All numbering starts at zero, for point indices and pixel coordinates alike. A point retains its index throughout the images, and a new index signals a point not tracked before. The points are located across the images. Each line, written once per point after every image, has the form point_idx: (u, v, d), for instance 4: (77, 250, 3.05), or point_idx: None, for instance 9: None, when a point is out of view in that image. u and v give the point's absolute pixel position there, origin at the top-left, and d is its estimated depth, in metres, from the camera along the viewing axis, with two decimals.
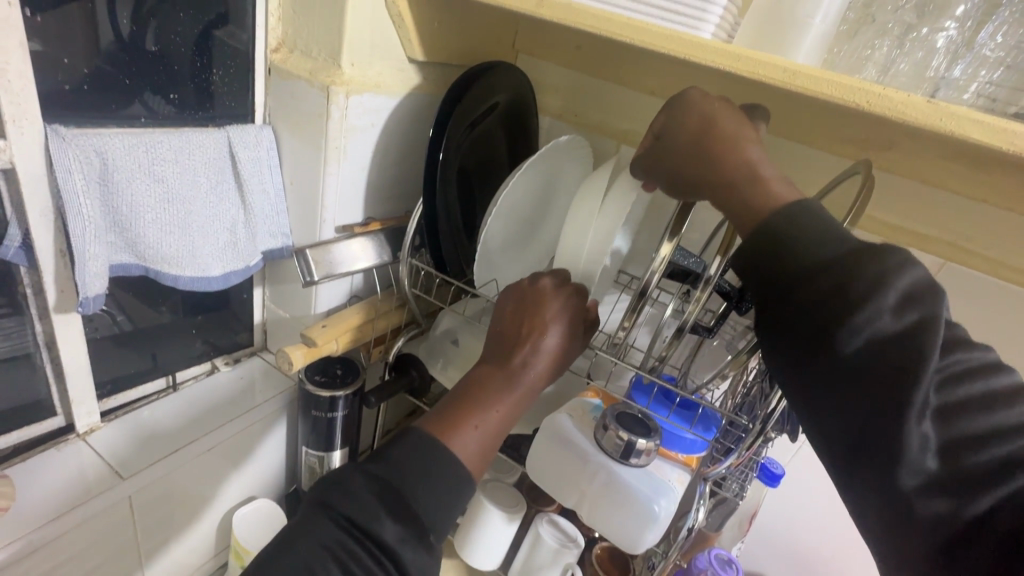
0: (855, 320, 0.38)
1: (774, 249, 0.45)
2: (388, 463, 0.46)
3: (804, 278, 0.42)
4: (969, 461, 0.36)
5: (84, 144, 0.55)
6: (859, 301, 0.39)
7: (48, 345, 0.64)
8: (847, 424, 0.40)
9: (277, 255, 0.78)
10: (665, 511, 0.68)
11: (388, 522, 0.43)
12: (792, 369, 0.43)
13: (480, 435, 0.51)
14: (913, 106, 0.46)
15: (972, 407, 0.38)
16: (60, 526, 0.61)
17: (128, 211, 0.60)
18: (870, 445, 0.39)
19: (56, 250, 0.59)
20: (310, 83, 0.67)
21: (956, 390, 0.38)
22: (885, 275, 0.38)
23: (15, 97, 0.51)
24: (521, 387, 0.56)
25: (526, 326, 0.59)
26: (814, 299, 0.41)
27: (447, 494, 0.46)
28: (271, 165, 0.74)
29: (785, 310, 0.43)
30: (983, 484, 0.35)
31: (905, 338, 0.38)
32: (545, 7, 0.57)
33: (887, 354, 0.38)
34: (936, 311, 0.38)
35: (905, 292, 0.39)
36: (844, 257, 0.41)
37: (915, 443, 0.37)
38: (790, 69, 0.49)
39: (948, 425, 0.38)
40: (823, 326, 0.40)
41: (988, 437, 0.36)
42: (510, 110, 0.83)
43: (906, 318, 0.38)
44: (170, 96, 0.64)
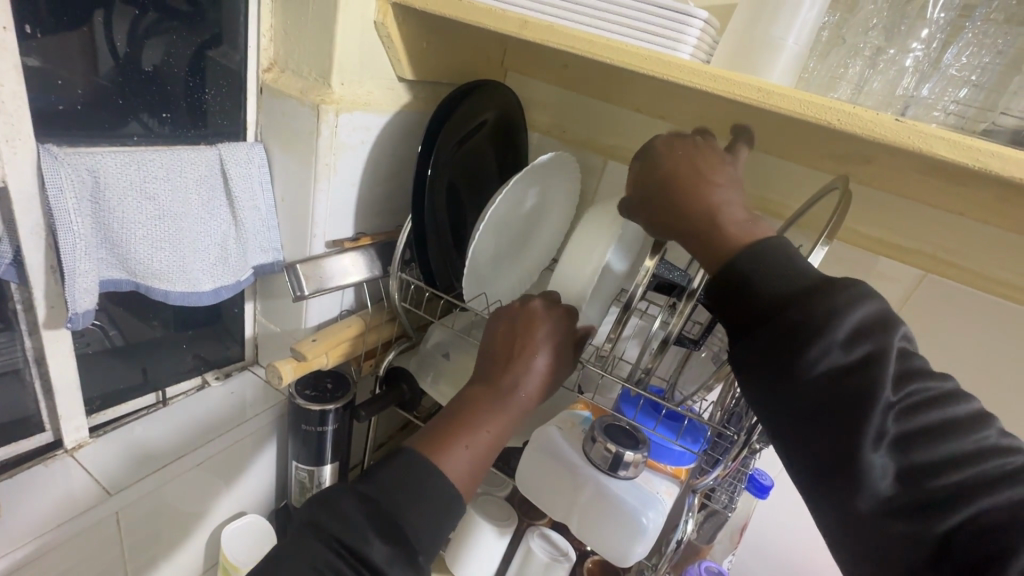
0: (806, 358, 0.40)
1: (727, 278, 0.47)
2: (381, 483, 0.46)
3: (765, 308, 0.43)
4: (929, 489, 0.36)
5: (77, 162, 0.56)
6: (808, 342, 0.40)
7: (38, 360, 0.64)
8: (812, 452, 0.41)
9: (268, 269, 0.79)
10: (654, 523, 0.68)
11: (376, 541, 0.43)
12: (756, 396, 0.44)
13: (470, 456, 0.52)
14: (883, 124, 0.47)
15: (927, 434, 0.38)
16: (46, 544, 0.61)
17: (119, 228, 0.61)
18: (831, 471, 0.40)
19: (47, 266, 0.59)
20: (301, 101, 0.69)
21: (917, 418, 0.38)
22: (828, 301, 0.40)
23: (9, 117, 0.52)
24: (511, 405, 0.56)
25: (517, 348, 0.60)
26: (772, 329, 0.42)
27: (438, 512, 0.47)
28: (262, 181, 0.75)
29: (750, 343, 0.44)
30: (939, 512, 0.36)
31: (855, 372, 0.39)
32: (529, 28, 0.59)
33: (840, 388, 0.39)
34: (884, 345, 0.39)
35: (856, 325, 0.40)
36: (797, 293, 0.42)
37: (875, 473, 0.38)
38: (764, 88, 0.51)
39: (906, 454, 0.38)
40: (781, 359, 0.41)
41: (941, 466, 0.37)
42: (499, 128, 0.84)
43: (853, 355, 0.39)
44: (163, 115, 0.65)
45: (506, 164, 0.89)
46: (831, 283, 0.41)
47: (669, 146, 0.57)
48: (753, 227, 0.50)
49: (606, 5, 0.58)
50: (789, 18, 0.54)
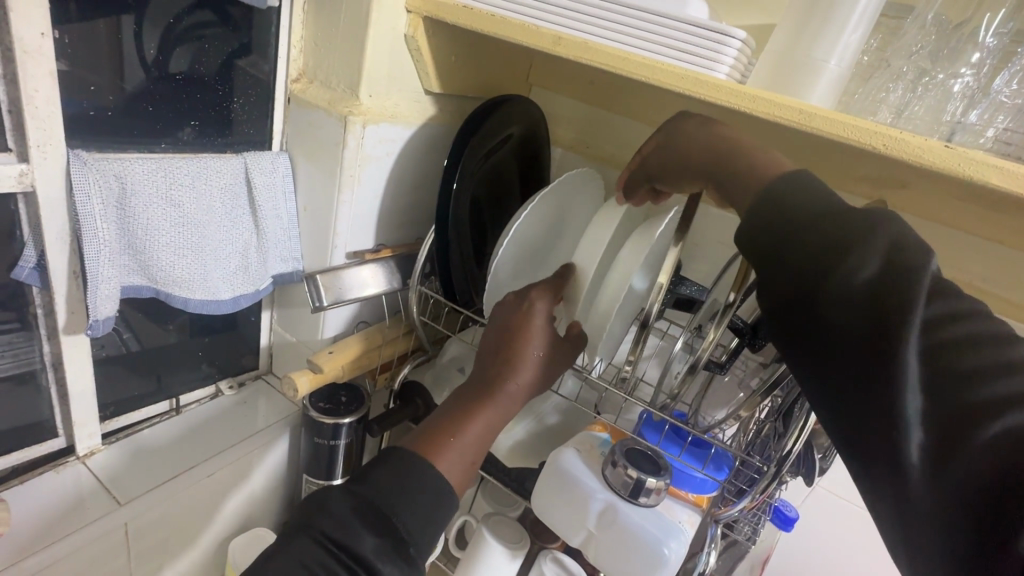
0: (841, 270, 0.37)
1: (764, 226, 0.43)
2: (372, 482, 0.45)
3: (800, 232, 0.40)
4: (963, 403, 0.31)
5: (105, 168, 0.56)
6: (845, 255, 0.37)
7: (55, 365, 0.63)
8: (839, 371, 0.36)
9: (287, 279, 0.78)
10: (675, 554, 0.66)
11: (364, 534, 0.41)
12: (784, 322, 0.40)
13: (462, 455, 0.51)
14: (933, 150, 0.46)
15: (958, 344, 0.33)
16: (53, 554, 0.60)
17: (143, 234, 0.60)
18: (856, 390, 0.35)
19: (69, 272, 0.59)
20: (328, 112, 0.68)
21: (948, 328, 0.33)
22: (859, 244, 0.37)
23: (41, 123, 0.52)
24: (505, 396, 0.55)
25: (510, 344, 0.58)
26: (804, 250, 0.39)
27: (434, 514, 0.45)
28: (286, 191, 0.75)
29: (783, 271, 0.40)
30: (972, 421, 0.30)
31: (894, 285, 0.35)
32: (562, 46, 0.58)
33: (878, 299, 0.35)
34: (921, 260, 0.35)
35: (890, 249, 0.36)
36: (831, 217, 0.40)
37: (904, 381, 0.33)
38: (807, 111, 0.49)
39: (936, 363, 0.33)
40: (813, 277, 0.38)
41: (976, 375, 0.31)
42: (525, 141, 0.83)
43: (889, 268, 0.36)
44: (191, 122, 0.65)
45: (530, 178, 0.89)
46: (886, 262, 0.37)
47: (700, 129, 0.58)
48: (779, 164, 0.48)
49: (643, 23, 0.57)
50: (831, 40, 0.53)
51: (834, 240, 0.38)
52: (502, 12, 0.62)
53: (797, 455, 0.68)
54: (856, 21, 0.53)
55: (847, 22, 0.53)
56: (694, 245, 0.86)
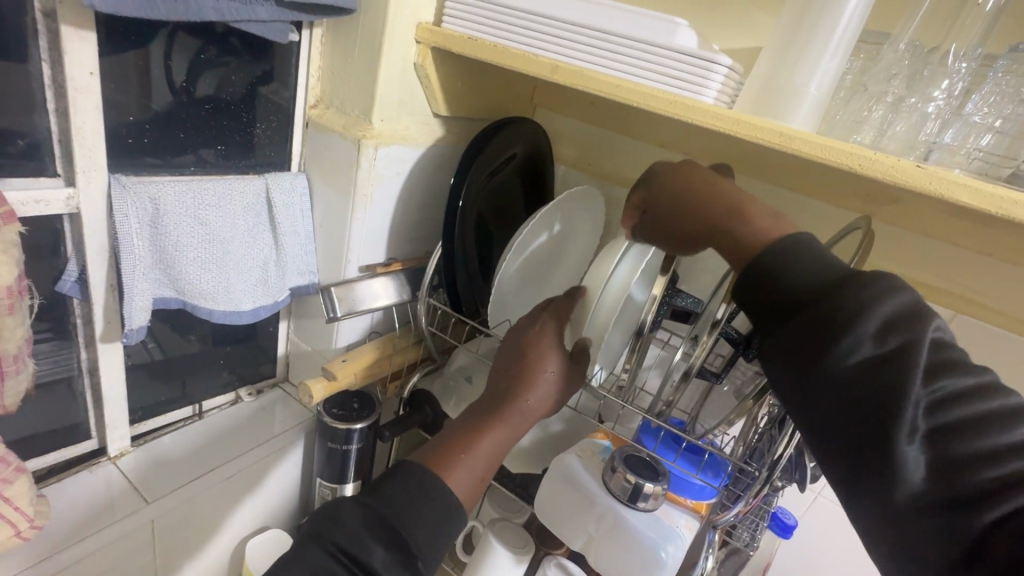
0: (838, 349, 0.38)
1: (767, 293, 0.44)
2: (384, 497, 0.48)
3: (796, 300, 0.42)
4: (968, 485, 0.34)
5: (141, 191, 0.61)
6: (840, 330, 0.38)
7: (90, 371, 0.69)
8: (842, 441, 0.39)
9: (304, 291, 0.83)
10: (673, 558, 0.68)
11: (376, 548, 0.45)
12: (787, 392, 0.42)
13: (472, 471, 0.54)
14: (905, 169, 0.49)
15: (965, 427, 0.35)
16: (86, 547, 0.64)
17: (173, 251, 0.66)
18: (863, 464, 0.37)
19: (107, 285, 0.64)
20: (343, 136, 0.73)
21: (950, 410, 0.36)
22: (857, 319, 0.38)
23: (87, 151, 0.57)
24: (517, 415, 0.59)
25: (520, 363, 0.62)
26: (802, 321, 0.41)
27: (443, 525, 0.49)
28: (303, 209, 0.80)
29: (779, 338, 0.42)
30: (977, 505, 0.33)
31: (890, 363, 0.37)
32: (559, 73, 0.63)
33: (876, 379, 0.37)
34: (917, 338, 0.37)
35: (882, 324, 0.38)
36: (826, 283, 0.41)
37: (908, 463, 0.35)
38: (786, 134, 0.52)
39: (942, 445, 0.35)
40: (811, 351, 0.40)
41: (981, 458, 0.34)
42: (528, 162, 0.88)
43: (885, 347, 0.38)
44: (217, 147, 0.70)
45: (534, 194, 0.92)
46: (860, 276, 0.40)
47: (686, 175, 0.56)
48: (778, 223, 0.49)
49: (635, 51, 0.61)
50: (810, 67, 0.56)
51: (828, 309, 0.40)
52: (501, 42, 0.67)
53: (790, 461, 0.69)
54: (834, 49, 0.56)
55: (825, 49, 0.56)
56: (693, 259, 0.89)
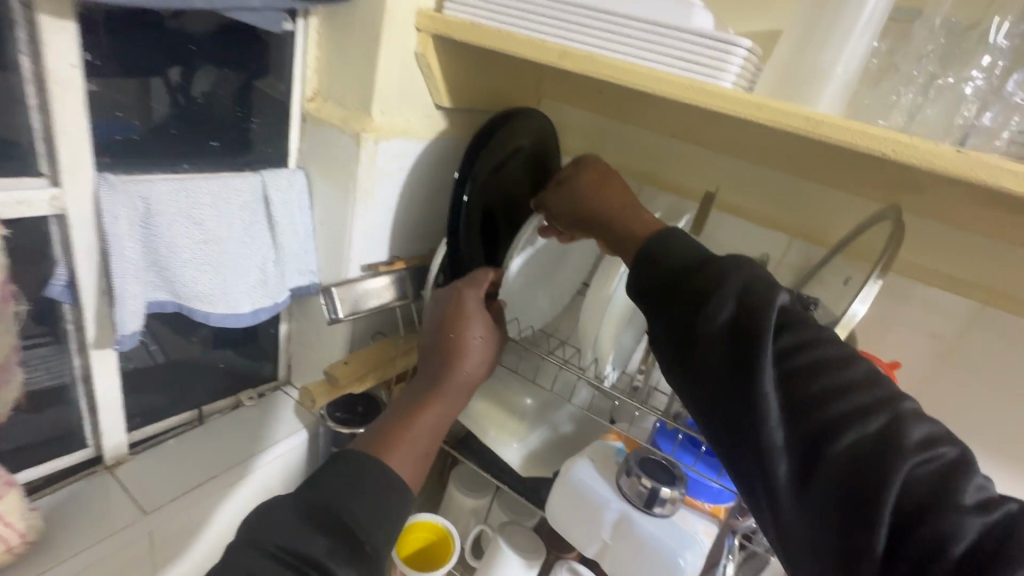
0: (705, 314, 0.45)
1: (659, 274, 0.50)
2: (322, 484, 0.46)
3: (673, 279, 0.49)
4: (813, 422, 0.40)
5: (131, 190, 0.59)
6: (706, 301, 0.46)
7: (84, 379, 0.66)
8: (722, 397, 0.45)
9: (304, 291, 0.80)
10: (691, 565, 0.65)
11: (315, 538, 0.42)
12: (678, 368, 0.48)
13: (415, 451, 0.52)
14: (945, 156, 0.45)
15: (808, 373, 0.42)
16: (83, 560, 0.62)
17: (166, 252, 0.63)
18: (738, 416, 0.44)
19: (98, 289, 0.62)
20: (342, 130, 0.70)
21: (794, 359, 0.43)
22: (717, 288, 0.46)
23: (72, 148, 0.54)
24: (450, 388, 0.57)
25: (452, 334, 0.59)
26: (679, 299, 0.48)
27: (389, 506, 0.46)
28: (302, 206, 0.77)
29: (664, 313, 0.49)
30: (824, 439, 0.39)
31: (745, 321, 0.44)
32: (568, 59, 0.59)
33: (739, 340, 0.44)
34: (766, 301, 0.44)
35: (740, 289, 0.45)
36: (698, 264, 0.49)
37: (769, 407, 0.42)
38: (814, 118, 0.49)
39: (794, 391, 0.42)
40: (688, 324, 0.47)
41: (824, 398, 0.41)
42: (534, 154, 0.84)
43: (742, 310, 0.45)
44: (210, 143, 0.67)
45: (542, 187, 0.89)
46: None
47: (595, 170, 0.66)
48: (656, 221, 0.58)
49: (648, 35, 0.58)
50: (837, 48, 0.53)
51: (700, 285, 0.47)
52: (506, 28, 0.63)
53: None
54: (861, 28, 0.53)
55: (852, 28, 0.53)
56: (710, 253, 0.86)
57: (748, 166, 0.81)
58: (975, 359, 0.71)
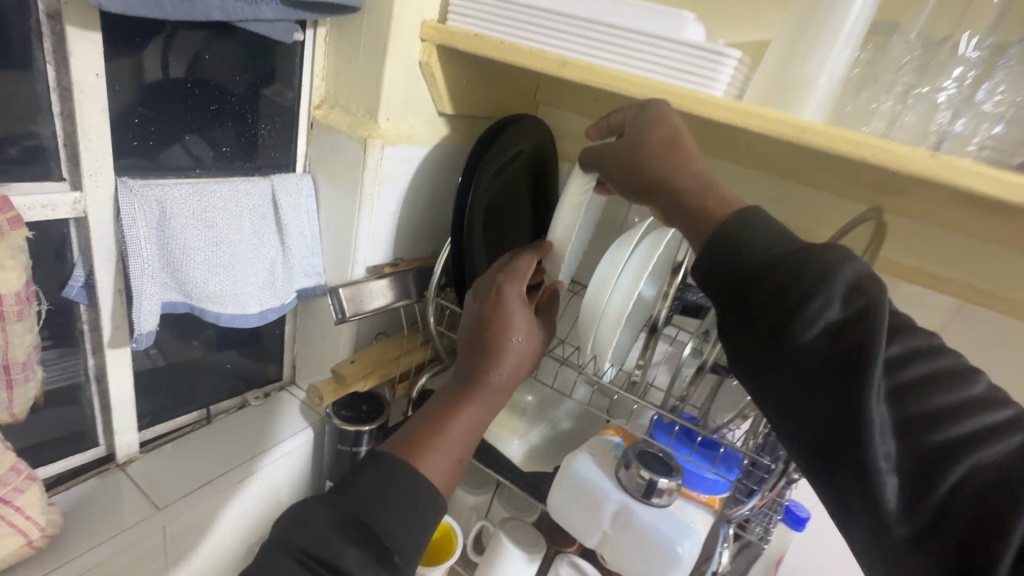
0: (803, 315, 0.39)
1: (740, 260, 0.43)
2: (354, 494, 0.46)
3: (763, 264, 0.42)
4: (929, 445, 0.34)
5: (148, 194, 0.61)
6: (807, 295, 0.39)
7: (98, 378, 0.68)
8: (808, 413, 0.39)
9: (310, 292, 0.82)
10: (689, 553, 0.68)
11: (348, 548, 0.43)
12: (751, 366, 0.43)
13: (447, 456, 0.52)
14: (920, 160, 0.49)
15: (918, 387, 0.36)
16: (97, 555, 0.63)
17: (179, 254, 0.65)
18: (833, 436, 0.37)
19: (114, 290, 0.63)
20: (349, 136, 0.73)
21: (907, 370, 0.37)
22: (821, 283, 0.39)
23: (94, 154, 0.56)
24: (482, 396, 0.56)
25: (488, 337, 0.59)
26: (771, 290, 0.41)
27: (420, 514, 0.47)
28: (309, 210, 0.79)
29: (741, 311, 0.43)
30: (944, 464, 0.33)
31: (851, 328, 0.37)
32: (568, 69, 0.62)
33: (839, 341, 0.37)
34: (878, 300, 0.37)
35: (848, 287, 0.39)
36: (785, 254, 0.42)
37: (876, 428, 0.35)
38: (800, 125, 0.52)
39: (905, 407, 0.36)
40: (779, 320, 0.40)
41: (943, 416, 0.34)
42: (534, 158, 0.87)
43: (851, 308, 0.38)
44: (222, 149, 0.69)
45: (540, 191, 0.92)
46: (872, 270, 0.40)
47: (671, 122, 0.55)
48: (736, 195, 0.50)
49: (643, 46, 0.61)
50: (820, 59, 0.56)
51: (790, 278, 0.40)
52: (509, 39, 0.66)
53: None
54: (843, 40, 0.56)
55: (835, 41, 0.56)
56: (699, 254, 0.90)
57: (739, 170, 0.84)
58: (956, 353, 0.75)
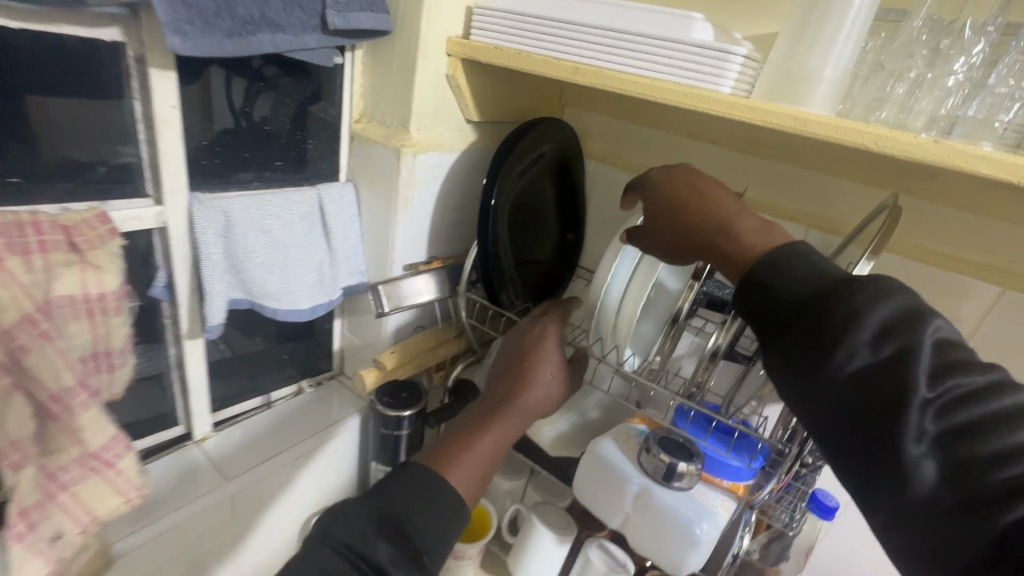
0: (834, 361, 0.40)
1: (762, 305, 0.46)
2: (390, 496, 0.50)
3: (788, 310, 0.44)
4: (977, 489, 0.35)
5: (216, 206, 0.71)
6: (833, 342, 0.40)
7: (177, 365, 0.79)
8: (851, 451, 0.41)
9: (355, 289, 0.90)
10: (707, 534, 0.70)
11: (382, 546, 0.46)
12: (792, 406, 0.45)
13: (475, 466, 0.57)
14: (923, 146, 0.49)
15: (970, 430, 0.36)
16: (178, 516, 0.74)
17: (242, 257, 0.74)
18: (874, 473, 0.39)
19: (190, 289, 0.74)
20: (385, 146, 0.80)
21: (959, 412, 0.37)
22: (845, 330, 0.40)
23: (171, 173, 0.66)
24: (513, 414, 0.63)
25: (520, 370, 0.67)
26: (797, 335, 0.43)
27: (444, 520, 0.51)
28: (352, 215, 0.87)
29: (776, 349, 0.45)
30: (993, 507, 0.34)
31: (886, 372, 0.39)
32: (580, 75, 0.66)
33: (872, 385, 0.39)
34: (914, 343, 0.39)
35: (878, 332, 0.40)
36: (813, 295, 0.43)
37: (912, 469, 0.37)
38: (801, 117, 0.54)
39: (951, 450, 0.36)
40: (809, 366, 0.42)
41: (993, 460, 0.34)
42: (557, 159, 0.92)
43: (883, 353, 0.39)
44: (276, 163, 0.79)
45: (565, 190, 0.97)
46: (894, 292, 0.41)
47: (684, 172, 0.59)
48: (769, 234, 0.51)
49: (651, 49, 0.64)
50: (825, 50, 0.57)
51: (813, 326, 0.42)
52: (526, 50, 0.71)
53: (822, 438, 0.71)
54: (849, 30, 0.57)
55: (841, 30, 0.57)
56: None
57: (761, 161, 0.85)
58: (996, 341, 0.73)
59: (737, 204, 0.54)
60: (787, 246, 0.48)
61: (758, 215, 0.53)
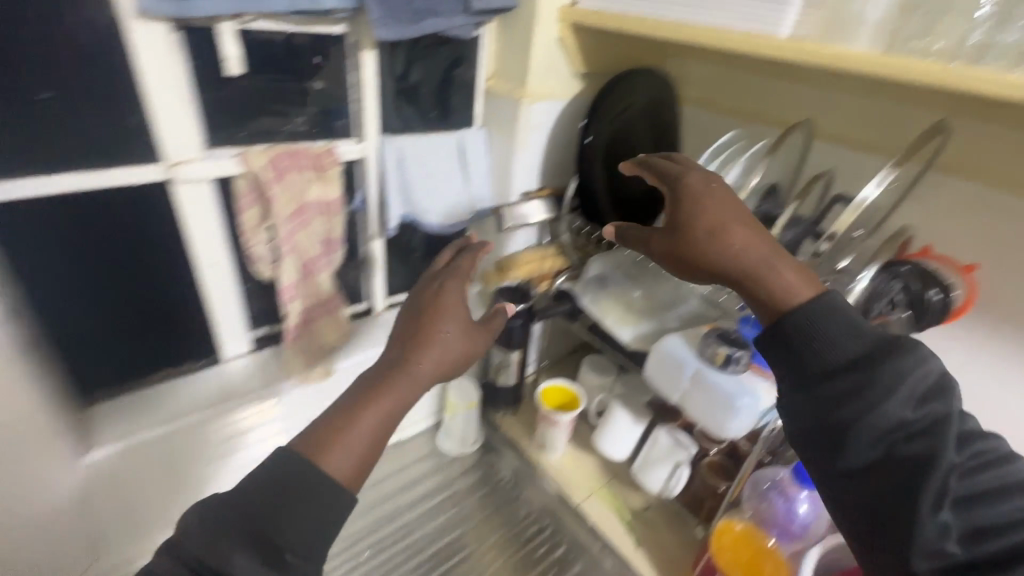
0: (876, 417, 0.55)
1: (804, 361, 0.60)
2: (238, 504, 0.57)
3: (832, 370, 0.58)
4: (977, 551, 0.52)
5: (395, 143, 1.02)
6: (874, 402, 0.55)
7: (365, 258, 1.15)
8: (872, 507, 0.56)
9: (483, 214, 1.16)
10: (748, 406, 0.88)
11: (238, 553, 0.54)
12: (820, 469, 0.60)
13: (352, 449, 0.63)
14: (936, 72, 0.62)
15: (969, 498, 0.54)
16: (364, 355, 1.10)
17: (409, 181, 1.06)
18: (889, 528, 0.55)
19: (376, 203, 1.08)
20: (509, 97, 1.04)
21: (966, 489, 0.55)
22: (887, 392, 0.55)
23: (368, 121, 0.99)
24: (406, 375, 0.70)
25: (418, 337, 0.74)
26: (840, 389, 0.57)
27: (311, 517, 0.57)
28: (483, 153, 1.13)
29: (816, 401, 0.59)
30: (983, 562, 0.51)
31: (919, 448, 0.55)
32: (661, 29, 0.83)
33: (901, 454, 0.55)
34: (943, 425, 0.56)
35: (919, 397, 0.56)
36: (850, 360, 0.57)
37: (925, 527, 0.53)
38: (837, 55, 0.67)
39: (960, 520, 0.54)
40: (845, 439, 0.57)
41: (986, 533, 0.52)
42: (649, 105, 1.08)
43: (920, 417, 0.56)
44: (431, 114, 1.07)
45: (658, 133, 1.12)
46: (924, 361, 0.56)
47: (719, 197, 0.68)
48: (802, 285, 0.63)
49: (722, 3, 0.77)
50: None
51: (856, 385, 0.56)
52: (621, 11, 0.89)
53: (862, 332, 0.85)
54: None
55: None
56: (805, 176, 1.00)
57: (840, 96, 0.93)
58: None
59: (769, 243, 0.65)
60: (814, 300, 0.61)
61: (795, 263, 0.64)
